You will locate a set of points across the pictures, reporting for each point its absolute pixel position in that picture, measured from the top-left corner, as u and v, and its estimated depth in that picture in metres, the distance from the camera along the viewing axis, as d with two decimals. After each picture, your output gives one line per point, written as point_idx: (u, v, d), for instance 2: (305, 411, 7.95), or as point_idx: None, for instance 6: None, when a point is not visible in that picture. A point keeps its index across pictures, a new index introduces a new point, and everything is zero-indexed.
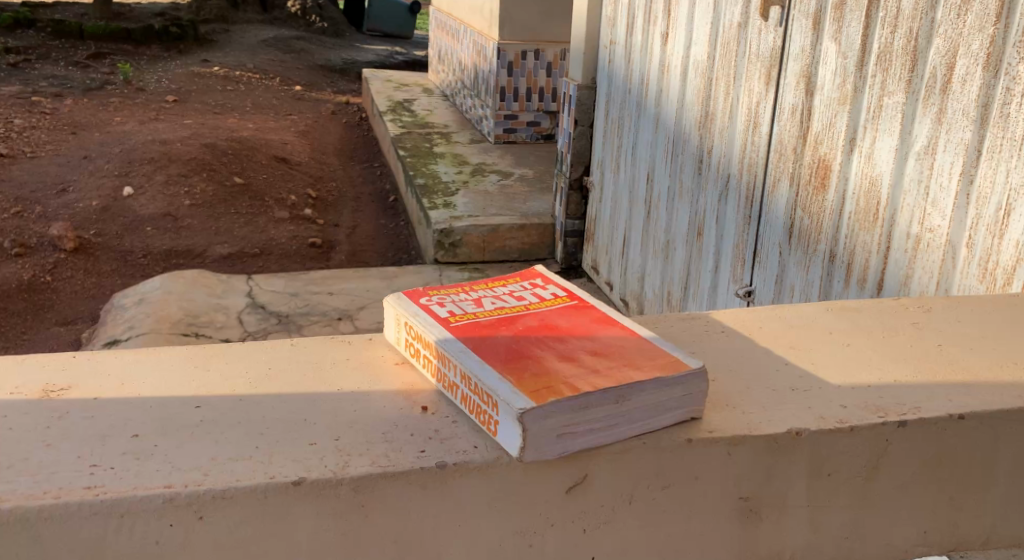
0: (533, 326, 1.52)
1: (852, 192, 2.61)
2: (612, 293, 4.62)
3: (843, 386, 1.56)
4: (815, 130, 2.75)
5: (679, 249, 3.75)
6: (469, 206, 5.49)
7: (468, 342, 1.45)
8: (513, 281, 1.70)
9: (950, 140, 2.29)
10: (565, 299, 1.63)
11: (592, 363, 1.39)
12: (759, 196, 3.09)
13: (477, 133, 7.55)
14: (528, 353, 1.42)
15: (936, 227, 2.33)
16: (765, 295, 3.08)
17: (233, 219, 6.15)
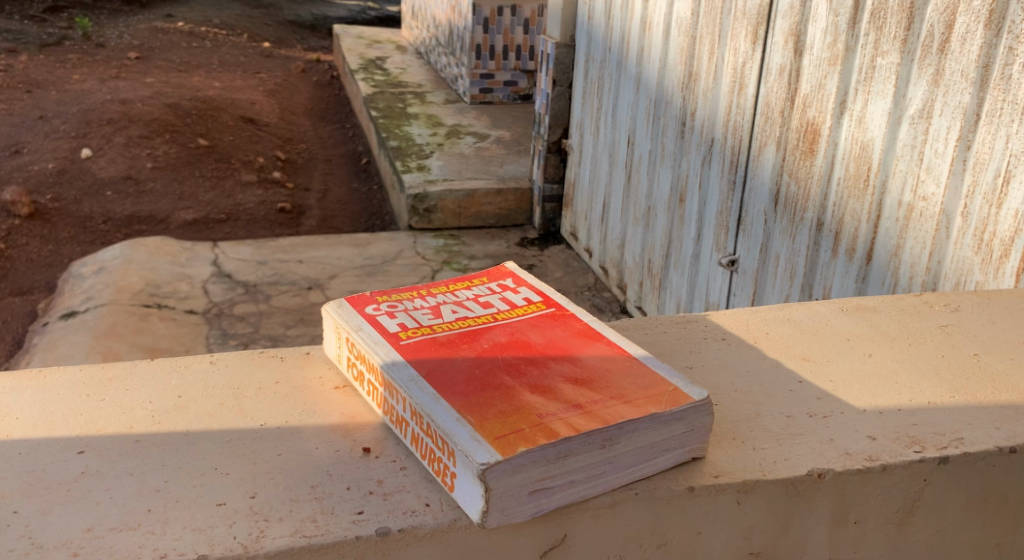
0: (501, 343, 1.26)
1: (841, 158, 2.35)
2: (593, 261, 4.37)
3: (869, 410, 1.28)
4: (804, 92, 2.48)
5: (660, 215, 3.50)
6: (443, 169, 5.20)
7: (421, 365, 1.19)
8: (479, 281, 1.44)
9: (947, 104, 2.03)
10: (539, 306, 1.37)
11: (573, 395, 1.13)
12: (744, 160, 2.82)
13: (453, 92, 7.25)
14: (493, 381, 1.16)
15: (930, 195, 2.08)
16: (749, 265, 2.83)
17: (198, 183, 5.84)
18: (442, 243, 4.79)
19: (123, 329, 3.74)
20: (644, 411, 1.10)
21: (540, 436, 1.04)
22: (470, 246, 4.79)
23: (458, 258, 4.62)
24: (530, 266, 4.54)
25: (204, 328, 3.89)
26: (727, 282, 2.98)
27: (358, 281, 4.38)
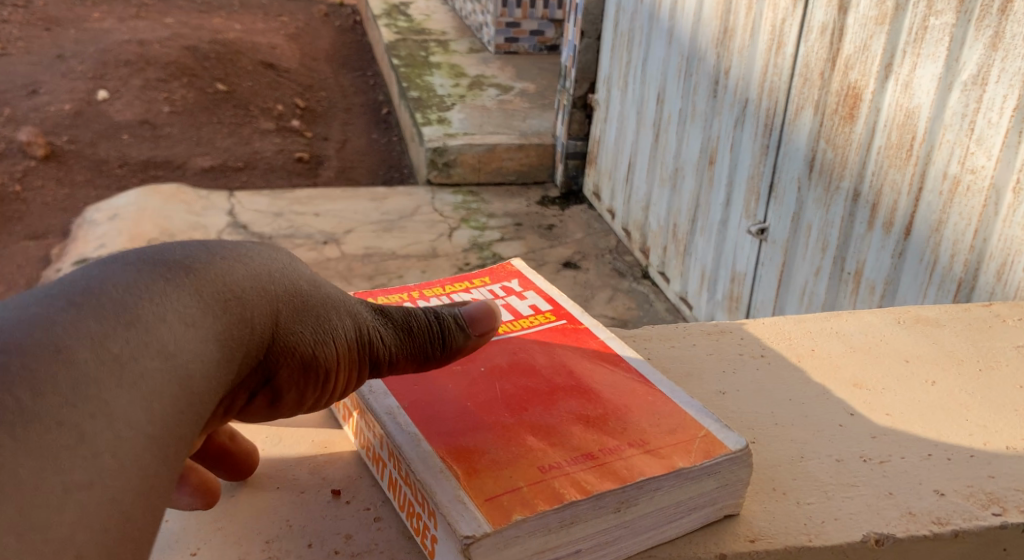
0: (502, 363, 1.07)
1: (883, 125, 2.14)
2: (615, 222, 4.18)
3: (934, 457, 1.10)
4: (847, 52, 2.26)
5: (688, 178, 3.29)
6: (464, 122, 4.99)
7: (402, 389, 1.01)
8: (481, 282, 1.25)
9: (1006, 69, 1.80)
10: (547, 316, 1.18)
11: (583, 441, 0.94)
12: (779, 123, 2.60)
13: (477, 41, 7.03)
14: (487, 416, 0.97)
15: (980, 167, 1.86)
16: (779, 233, 2.63)
17: (215, 130, 5.66)
18: (460, 200, 4.60)
19: None
20: (670, 465, 0.91)
21: (540, 500, 0.85)
22: (490, 203, 4.58)
23: (476, 215, 4.42)
24: (550, 226, 4.34)
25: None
26: (756, 251, 2.78)
27: (374, 236, 4.18)
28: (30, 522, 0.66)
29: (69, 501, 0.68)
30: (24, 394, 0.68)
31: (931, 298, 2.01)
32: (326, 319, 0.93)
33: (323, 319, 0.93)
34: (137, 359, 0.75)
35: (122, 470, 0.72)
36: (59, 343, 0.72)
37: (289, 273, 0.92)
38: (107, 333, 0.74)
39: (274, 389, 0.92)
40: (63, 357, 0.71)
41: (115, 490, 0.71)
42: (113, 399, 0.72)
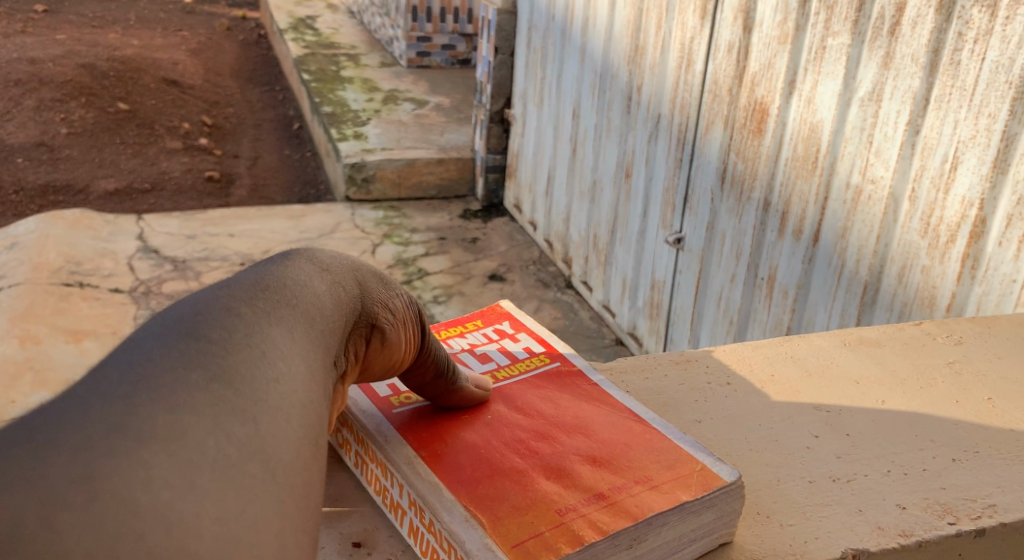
0: (506, 415, 1.24)
1: (790, 138, 2.80)
2: (537, 233, 4.65)
3: (893, 472, 1.22)
4: (753, 70, 2.95)
5: (606, 190, 3.92)
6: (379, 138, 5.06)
7: (414, 440, 1.18)
8: (479, 327, 1.48)
9: (898, 88, 2.41)
10: (541, 357, 1.41)
11: (593, 480, 1.10)
12: (690, 137, 3.31)
13: (388, 55, 7.12)
14: (502, 463, 1.13)
15: (880, 178, 2.48)
16: (694, 241, 3.32)
17: (120, 151, 5.60)
18: (382, 216, 4.94)
19: (41, 310, 3.49)
20: (674, 499, 1.06)
21: (562, 543, 1.00)
22: None
23: (399, 231, 4.75)
24: (475, 239, 4.74)
25: (131, 308, 3.67)
26: (673, 258, 3.45)
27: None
28: (256, 399, 0.98)
29: (276, 390, 1.00)
30: (223, 330, 1.00)
31: (840, 299, 2.65)
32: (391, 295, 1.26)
33: (389, 292, 1.25)
34: (278, 307, 1.07)
35: (299, 370, 1.05)
36: (225, 304, 1.04)
37: (357, 263, 1.24)
38: (255, 294, 1.07)
39: (379, 333, 1.22)
40: (232, 311, 1.03)
41: (296, 389, 1.03)
42: (270, 331, 1.04)
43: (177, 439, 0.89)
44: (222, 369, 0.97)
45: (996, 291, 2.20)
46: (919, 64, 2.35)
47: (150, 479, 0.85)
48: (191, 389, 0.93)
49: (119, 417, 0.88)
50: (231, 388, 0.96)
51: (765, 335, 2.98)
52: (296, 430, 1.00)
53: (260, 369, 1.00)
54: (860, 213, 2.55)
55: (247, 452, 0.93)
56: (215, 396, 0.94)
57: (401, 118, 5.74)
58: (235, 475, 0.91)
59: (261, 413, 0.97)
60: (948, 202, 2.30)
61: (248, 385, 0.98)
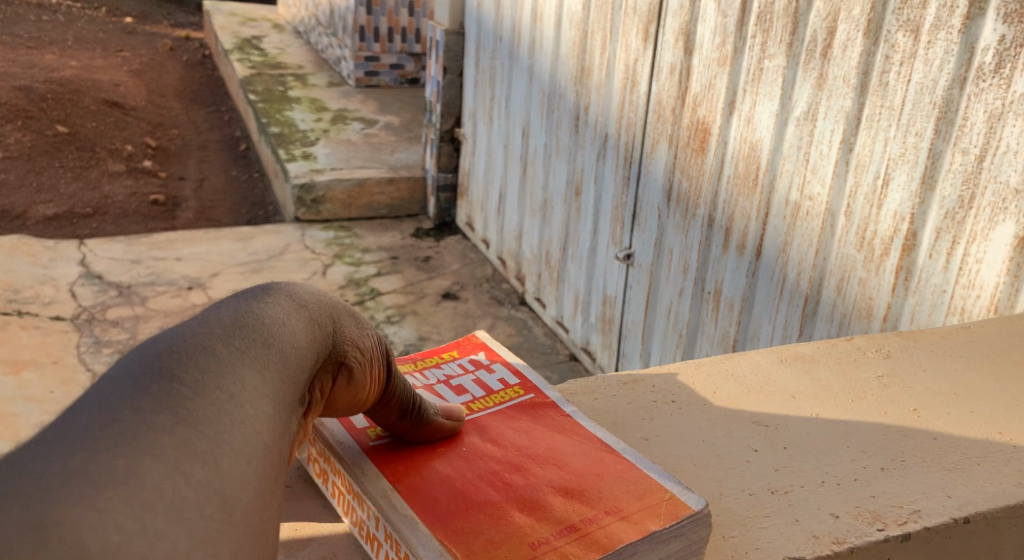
0: (483, 448, 1.34)
1: (731, 156, 2.90)
2: (489, 251, 4.72)
3: (827, 482, 1.30)
4: (694, 91, 3.05)
5: (556, 208, 4.00)
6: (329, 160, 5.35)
7: (392, 475, 1.27)
8: (456, 359, 1.56)
9: (832, 107, 2.50)
10: (515, 389, 1.49)
11: (565, 512, 1.20)
12: (637, 155, 3.40)
13: (336, 75, 7.17)
14: (477, 497, 1.23)
15: (816, 195, 2.58)
16: (644, 257, 3.40)
17: (59, 175, 5.58)
18: (332, 236, 4.98)
19: None
20: (644, 529, 1.16)
21: None
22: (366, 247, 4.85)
23: (350, 252, 4.79)
24: (426, 258, 4.80)
25: (74, 336, 3.67)
26: (624, 274, 3.54)
27: (242, 277, 4.34)
28: (218, 443, 1.02)
29: (239, 435, 1.04)
30: (195, 373, 1.04)
31: (783, 312, 2.74)
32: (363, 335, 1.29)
33: (361, 330, 1.29)
34: (252, 348, 1.11)
35: (268, 412, 1.09)
36: (202, 344, 1.07)
37: (334, 300, 1.27)
38: (232, 331, 1.10)
39: (348, 370, 1.26)
40: (207, 351, 1.07)
41: (263, 433, 1.07)
42: (241, 371, 1.08)
43: (128, 483, 0.95)
44: (189, 411, 1.02)
45: (928, 302, 2.28)
46: (850, 84, 2.44)
47: (98, 526, 0.92)
48: (154, 433, 0.99)
49: (79, 464, 0.94)
50: (195, 431, 1.01)
51: (713, 347, 3.06)
52: (254, 473, 1.05)
53: (227, 411, 1.04)
54: (800, 228, 2.65)
55: (203, 495, 0.99)
56: (178, 438, 1.00)
57: (350, 138, 5.78)
58: (188, 518, 0.97)
59: (220, 457, 1.02)
60: (882, 217, 2.39)
61: (213, 430, 1.02)
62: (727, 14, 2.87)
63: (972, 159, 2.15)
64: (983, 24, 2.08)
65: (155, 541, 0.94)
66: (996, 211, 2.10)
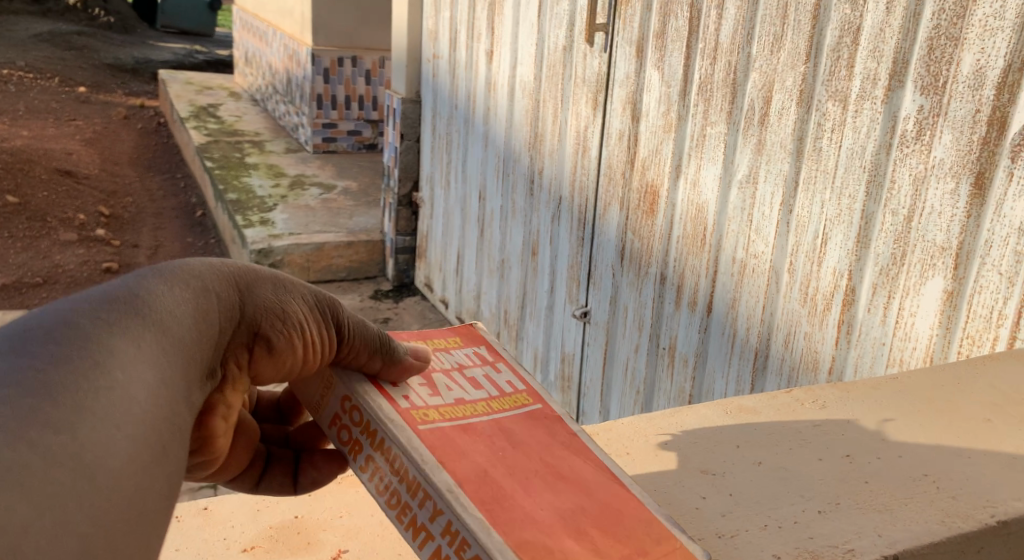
0: (515, 455, 1.39)
1: (680, 218, 3.03)
2: (449, 311, 4.82)
3: (769, 525, 1.41)
4: (643, 155, 3.19)
5: (514, 268, 4.12)
6: (287, 224, 5.49)
7: (447, 466, 1.32)
8: (468, 354, 1.61)
9: (771, 171, 2.64)
10: (523, 394, 1.54)
11: (610, 547, 1.26)
12: (590, 217, 3.53)
13: (293, 141, 7.31)
14: (528, 509, 1.29)
15: (762, 253, 2.70)
16: (600, 314, 3.52)
17: (9, 246, 5.61)
18: None
19: None
20: None
21: None
22: None
23: None
24: (386, 320, 4.90)
25: None
26: (581, 331, 3.65)
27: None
28: (76, 414, 1.05)
29: (104, 399, 1.08)
30: (54, 345, 1.09)
31: (735, 365, 2.84)
32: (287, 297, 1.43)
33: (280, 294, 1.43)
34: (126, 319, 1.17)
35: (138, 377, 1.13)
36: (69, 319, 1.13)
37: (246, 267, 1.42)
38: (101, 305, 1.17)
39: (263, 338, 1.40)
40: (75, 324, 1.12)
41: (130, 400, 1.11)
42: (113, 339, 1.13)
43: None
44: (46, 378, 1.05)
45: (869, 353, 2.38)
46: (787, 150, 2.58)
47: None
48: (6, 403, 1.01)
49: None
50: (49, 402, 1.03)
51: (670, 402, 3.15)
52: (122, 436, 1.08)
53: (97, 375, 1.09)
54: (747, 286, 2.77)
55: (60, 459, 1.01)
56: (33, 408, 1.02)
57: (308, 203, 5.88)
58: (36, 484, 0.98)
59: (79, 426, 1.04)
60: (822, 274, 2.50)
61: (78, 394, 1.06)
62: (670, 84, 3.03)
63: (901, 219, 2.27)
64: (903, 94, 2.22)
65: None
66: (926, 267, 2.21)
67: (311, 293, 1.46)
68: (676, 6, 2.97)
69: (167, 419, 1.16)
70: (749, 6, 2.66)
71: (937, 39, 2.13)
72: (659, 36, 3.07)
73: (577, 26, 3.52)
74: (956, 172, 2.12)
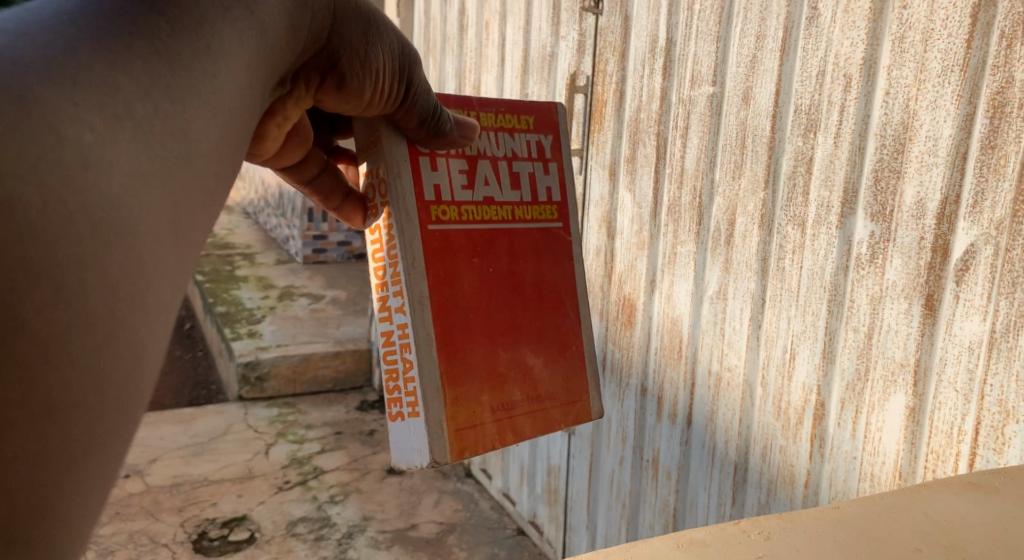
0: (498, 276, 1.84)
1: (657, 330, 3.09)
2: None
3: None
4: (620, 270, 3.28)
5: None
6: (275, 335, 5.58)
7: (432, 261, 1.78)
8: (525, 135, 1.96)
9: (739, 289, 2.71)
10: (545, 209, 1.94)
11: (511, 392, 1.83)
12: None
13: (284, 253, 7.45)
14: (473, 349, 1.80)
15: (734, 366, 2.75)
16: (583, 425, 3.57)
17: None
18: (276, 413, 5.10)
19: None
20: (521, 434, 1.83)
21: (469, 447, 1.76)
22: (309, 417, 5.09)
23: (295, 428, 4.90)
24: (371, 431, 4.92)
25: None
26: (566, 443, 3.69)
27: (183, 463, 4.47)
28: (184, 93, 1.29)
29: (209, 81, 1.33)
30: (177, 11, 1.31)
31: (716, 479, 2.84)
32: (374, 41, 1.67)
33: (379, 34, 1.69)
34: (239, 11, 1.39)
35: (238, 66, 1.39)
36: None
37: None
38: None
39: (337, 78, 1.68)
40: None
41: (229, 91, 1.37)
42: (224, 28, 1.37)
43: (108, 85, 1.20)
44: (164, 44, 1.29)
45: (842, 467, 2.40)
46: (753, 269, 2.66)
47: (75, 120, 1.15)
48: (129, 55, 1.24)
49: (63, 58, 1.18)
50: (167, 67, 1.28)
51: (655, 516, 3.13)
52: (216, 116, 1.35)
53: (204, 55, 1.33)
54: (723, 399, 2.81)
55: (170, 129, 1.27)
56: (152, 67, 1.26)
57: (296, 314, 5.96)
58: (146, 132, 1.23)
59: (188, 99, 1.30)
60: (793, 388, 2.54)
61: (183, 69, 1.30)
62: (642, 205, 3.13)
63: (862, 337, 2.33)
64: (855, 220, 2.32)
65: (101, 177, 1.16)
66: (888, 383, 2.25)
67: (396, 44, 1.70)
68: (644, 133, 3.09)
69: (246, 114, 1.43)
70: (710, 135, 2.77)
71: (881, 172, 2.23)
72: (629, 160, 3.19)
73: None
74: (908, 293, 2.19)
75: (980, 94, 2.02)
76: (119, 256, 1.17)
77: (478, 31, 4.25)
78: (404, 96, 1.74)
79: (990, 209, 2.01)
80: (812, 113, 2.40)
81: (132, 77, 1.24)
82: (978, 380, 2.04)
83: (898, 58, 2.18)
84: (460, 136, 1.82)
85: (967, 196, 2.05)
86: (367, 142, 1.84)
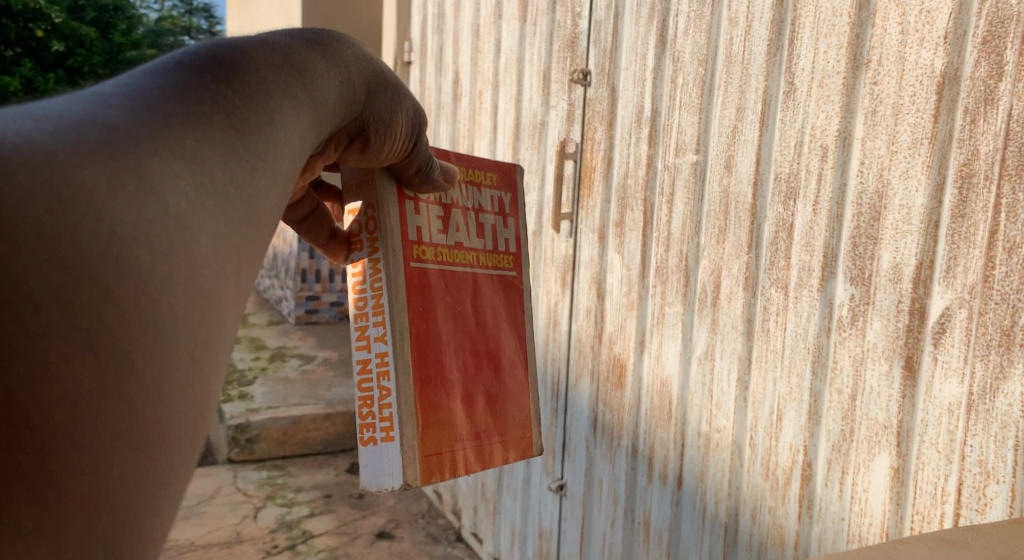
0: (466, 316, 1.85)
1: (647, 391, 3.13)
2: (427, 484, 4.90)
3: None
4: (609, 332, 3.33)
5: None
6: (266, 396, 5.59)
7: (411, 297, 1.77)
8: (494, 187, 1.96)
9: (726, 349, 2.75)
10: (508, 257, 1.95)
11: (477, 418, 1.83)
12: (563, 389, 3.66)
13: (277, 313, 7.48)
14: (445, 379, 1.79)
15: (723, 427, 2.78)
16: (574, 486, 3.59)
17: None
18: (265, 476, 5.10)
19: None
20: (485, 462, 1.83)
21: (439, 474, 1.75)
22: (299, 479, 5.09)
23: (284, 491, 4.91)
24: (361, 495, 4.92)
25: None
26: (557, 504, 3.70)
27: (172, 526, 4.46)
28: (259, 162, 1.25)
29: (274, 153, 1.28)
30: (245, 88, 1.26)
31: (707, 541, 2.86)
32: (400, 107, 1.63)
33: (400, 100, 1.63)
34: (292, 85, 1.34)
35: (296, 139, 1.33)
36: (257, 67, 1.29)
37: (377, 70, 1.59)
38: (280, 64, 1.34)
39: (363, 141, 1.63)
40: (259, 73, 1.29)
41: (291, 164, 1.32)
42: (283, 103, 1.31)
43: (197, 158, 1.17)
44: (238, 118, 1.24)
45: (830, 529, 2.42)
46: (738, 330, 2.70)
47: (173, 190, 1.13)
48: (209, 129, 1.20)
49: (152, 125, 1.14)
50: (241, 141, 1.23)
51: None
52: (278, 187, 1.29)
53: (268, 131, 1.27)
54: (713, 460, 2.84)
55: (244, 198, 1.22)
56: (228, 140, 1.22)
57: (288, 376, 5.97)
58: (227, 197, 1.20)
59: (259, 170, 1.25)
60: (780, 449, 2.57)
61: (256, 140, 1.25)
62: (630, 268, 3.18)
63: (846, 398, 2.36)
64: (836, 284, 2.37)
65: (190, 242, 1.13)
66: (872, 444, 2.28)
67: (413, 110, 1.66)
68: (631, 199, 3.15)
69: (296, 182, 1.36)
70: (695, 201, 2.84)
71: (859, 238, 2.29)
72: (617, 223, 3.25)
73: (544, 212, 3.72)
74: (888, 355, 2.24)
75: (949, 165, 2.09)
76: (200, 313, 1.13)
77: (471, 98, 4.34)
78: (410, 151, 1.71)
79: (963, 274, 2.07)
80: (792, 181, 2.47)
81: (214, 148, 1.19)
82: (958, 441, 2.08)
83: (871, 130, 2.25)
84: (443, 181, 1.82)
85: (942, 262, 2.11)
86: (359, 182, 1.80)
